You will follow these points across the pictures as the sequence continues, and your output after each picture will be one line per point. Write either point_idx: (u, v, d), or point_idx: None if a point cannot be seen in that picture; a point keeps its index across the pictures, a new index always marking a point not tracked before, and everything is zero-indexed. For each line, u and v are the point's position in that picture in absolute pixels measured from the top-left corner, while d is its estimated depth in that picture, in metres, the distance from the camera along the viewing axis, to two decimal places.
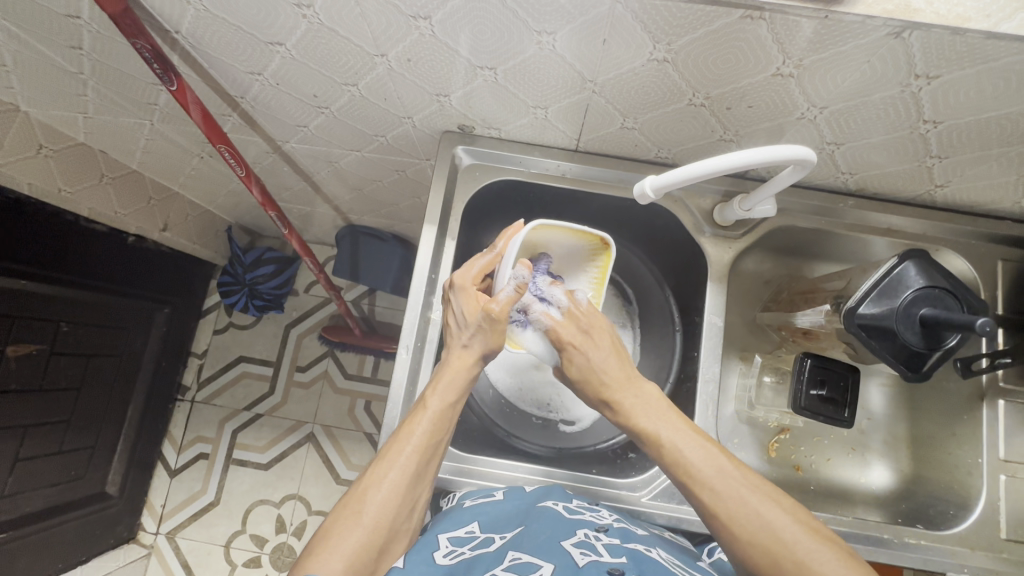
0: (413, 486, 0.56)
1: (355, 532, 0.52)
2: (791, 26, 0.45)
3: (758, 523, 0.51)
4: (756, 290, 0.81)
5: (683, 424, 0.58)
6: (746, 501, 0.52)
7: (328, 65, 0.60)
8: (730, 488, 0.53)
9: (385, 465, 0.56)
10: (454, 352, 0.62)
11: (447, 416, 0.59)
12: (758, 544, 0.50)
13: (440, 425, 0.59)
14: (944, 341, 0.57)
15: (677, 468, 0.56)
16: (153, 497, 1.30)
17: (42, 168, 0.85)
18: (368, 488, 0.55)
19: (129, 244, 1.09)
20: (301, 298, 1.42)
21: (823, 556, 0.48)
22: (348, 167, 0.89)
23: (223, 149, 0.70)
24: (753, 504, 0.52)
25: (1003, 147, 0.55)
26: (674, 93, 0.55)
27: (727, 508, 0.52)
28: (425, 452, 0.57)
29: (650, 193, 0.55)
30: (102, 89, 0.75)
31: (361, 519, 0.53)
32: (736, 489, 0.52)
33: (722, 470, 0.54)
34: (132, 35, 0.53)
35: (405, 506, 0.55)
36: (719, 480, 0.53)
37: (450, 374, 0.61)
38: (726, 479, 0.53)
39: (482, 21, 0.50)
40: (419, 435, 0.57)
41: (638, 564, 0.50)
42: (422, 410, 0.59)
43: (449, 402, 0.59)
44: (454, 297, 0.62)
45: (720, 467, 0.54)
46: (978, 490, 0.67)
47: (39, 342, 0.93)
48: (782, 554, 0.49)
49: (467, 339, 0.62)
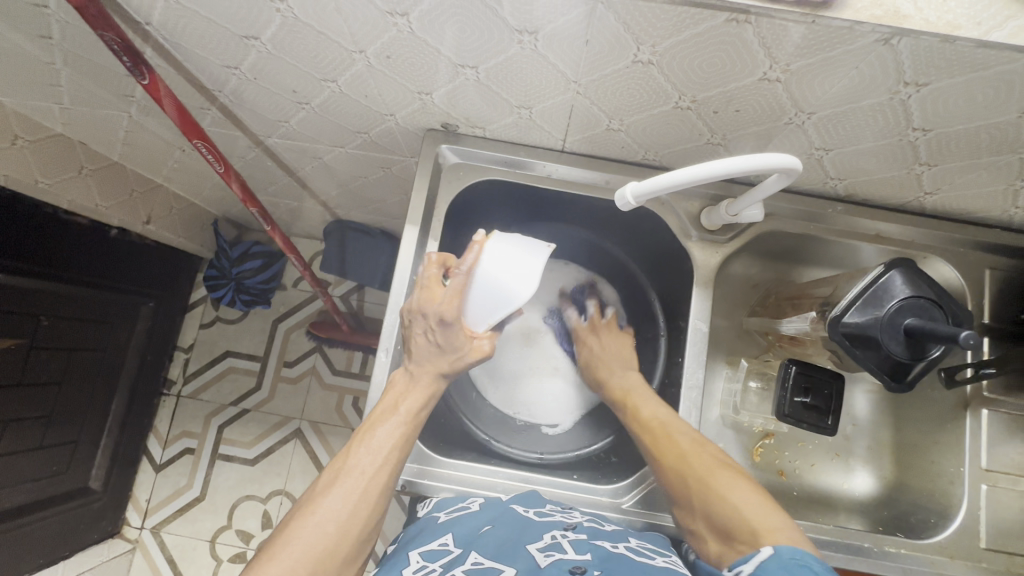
0: (382, 496, 0.56)
1: (320, 539, 0.52)
2: (778, 31, 0.43)
3: (688, 450, 0.60)
4: (744, 295, 0.80)
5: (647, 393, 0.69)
6: (676, 439, 0.62)
7: (305, 60, 0.58)
8: (670, 424, 0.63)
9: (352, 473, 0.56)
10: (427, 368, 0.61)
11: (416, 423, 0.60)
12: (680, 468, 0.60)
13: (408, 434, 0.59)
14: (927, 352, 0.57)
15: (630, 409, 0.69)
16: (138, 491, 1.29)
17: (19, 160, 0.83)
18: (333, 496, 0.55)
19: (111, 237, 1.06)
20: (288, 292, 1.40)
21: (733, 483, 0.56)
22: (333, 163, 0.88)
23: (199, 144, 0.68)
24: (680, 443, 0.61)
25: (993, 156, 0.54)
26: (660, 95, 0.54)
27: (659, 439, 0.62)
28: (395, 460, 0.58)
29: (632, 200, 0.54)
30: (78, 80, 0.72)
31: (326, 526, 0.53)
32: (667, 427, 0.63)
33: (665, 413, 0.65)
34: (100, 28, 0.51)
35: (374, 515, 0.56)
36: (660, 420, 0.64)
37: (422, 384, 0.60)
38: (665, 425, 0.63)
39: (464, 19, 0.48)
40: (388, 444, 0.58)
41: (604, 561, 0.50)
42: (391, 417, 0.59)
43: (419, 411, 0.60)
44: (444, 331, 0.59)
45: (664, 411, 0.65)
46: (959, 499, 0.67)
47: (19, 337, 0.91)
48: (700, 475, 0.58)
49: (436, 356, 0.61)
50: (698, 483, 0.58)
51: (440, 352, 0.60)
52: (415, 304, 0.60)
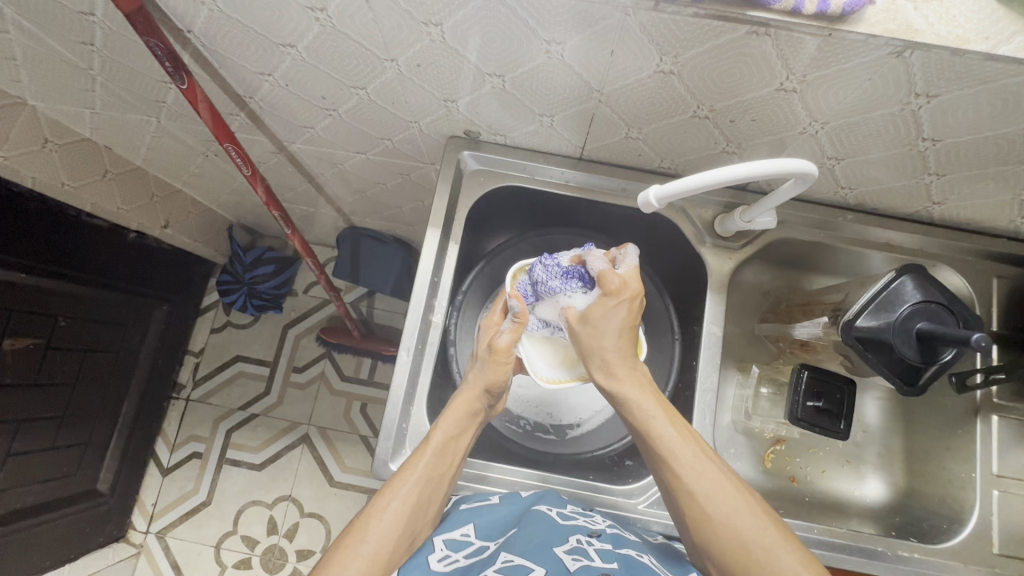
0: (413, 517, 0.57)
1: (355, 562, 0.52)
2: (795, 43, 0.46)
3: (726, 509, 0.53)
4: (755, 301, 0.82)
5: (681, 423, 0.58)
6: (713, 487, 0.54)
7: (338, 67, 0.61)
8: (706, 472, 0.55)
9: (388, 494, 0.57)
10: (461, 393, 0.64)
11: (449, 451, 0.61)
12: (717, 529, 0.52)
13: (441, 462, 0.60)
14: (939, 355, 0.58)
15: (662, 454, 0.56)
16: (145, 495, 1.29)
17: (47, 162, 0.85)
18: (370, 517, 0.55)
19: (129, 241, 1.08)
20: (299, 298, 1.41)
21: (784, 555, 0.50)
22: (352, 169, 0.90)
23: (230, 148, 0.70)
24: (720, 508, 0.53)
25: (1000, 166, 0.56)
26: (679, 104, 0.56)
27: (701, 499, 0.54)
28: (429, 485, 0.59)
29: (655, 203, 0.56)
30: (111, 86, 0.75)
31: (361, 548, 0.53)
32: (708, 483, 0.54)
33: (697, 461, 0.55)
34: (145, 34, 0.53)
35: (406, 538, 0.55)
36: (690, 469, 0.55)
37: (452, 413, 0.62)
38: (700, 479, 0.54)
39: (492, 29, 0.50)
40: (420, 469, 0.59)
41: (629, 571, 0.51)
42: (425, 445, 0.60)
43: (447, 441, 0.61)
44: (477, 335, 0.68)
45: (695, 455, 0.55)
46: (971, 504, 0.68)
47: (37, 337, 0.92)
48: (746, 538, 0.51)
49: (477, 370, 0.65)
50: (738, 547, 0.51)
51: (480, 365, 0.65)
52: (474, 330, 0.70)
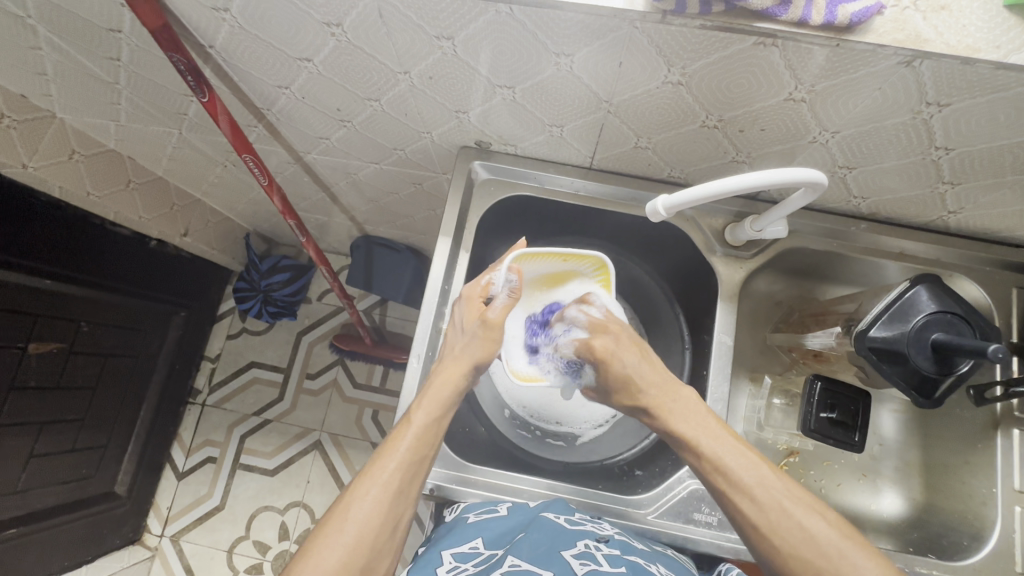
0: (395, 503, 0.56)
1: (335, 550, 0.52)
2: (804, 54, 0.46)
3: (793, 536, 0.51)
4: (768, 311, 0.81)
5: (739, 443, 0.58)
6: (784, 505, 0.53)
7: (353, 81, 0.63)
8: (769, 498, 0.53)
9: (368, 480, 0.56)
10: (445, 364, 0.64)
11: (431, 432, 0.61)
12: (787, 557, 0.51)
13: (422, 445, 0.60)
14: (956, 366, 0.57)
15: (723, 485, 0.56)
16: (160, 498, 1.31)
17: (73, 172, 0.88)
18: (350, 504, 0.55)
19: (151, 248, 1.11)
20: (313, 306, 1.43)
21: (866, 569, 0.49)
22: (366, 179, 0.91)
23: (247, 158, 0.72)
24: (798, 528, 0.52)
25: (1015, 175, 0.56)
26: (687, 114, 0.56)
27: (772, 526, 0.52)
28: (408, 469, 0.58)
29: (662, 211, 0.57)
30: (135, 98, 0.78)
31: (343, 535, 0.53)
32: (781, 508, 0.53)
33: (760, 485, 0.54)
34: (170, 50, 0.55)
35: (389, 523, 0.55)
36: (755, 493, 0.54)
37: (435, 398, 0.62)
38: (770, 502, 0.53)
39: (503, 42, 0.51)
40: (401, 454, 0.58)
41: None
42: (406, 425, 0.61)
43: (430, 424, 0.61)
44: (458, 305, 0.67)
45: (759, 480, 0.54)
46: (993, 521, 0.66)
47: (60, 342, 0.94)
48: (820, 566, 0.49)
49: (462, 346, 0.65)
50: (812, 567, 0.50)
51: (467, 340, 0.65)
52: (455, 308, 0.68)
